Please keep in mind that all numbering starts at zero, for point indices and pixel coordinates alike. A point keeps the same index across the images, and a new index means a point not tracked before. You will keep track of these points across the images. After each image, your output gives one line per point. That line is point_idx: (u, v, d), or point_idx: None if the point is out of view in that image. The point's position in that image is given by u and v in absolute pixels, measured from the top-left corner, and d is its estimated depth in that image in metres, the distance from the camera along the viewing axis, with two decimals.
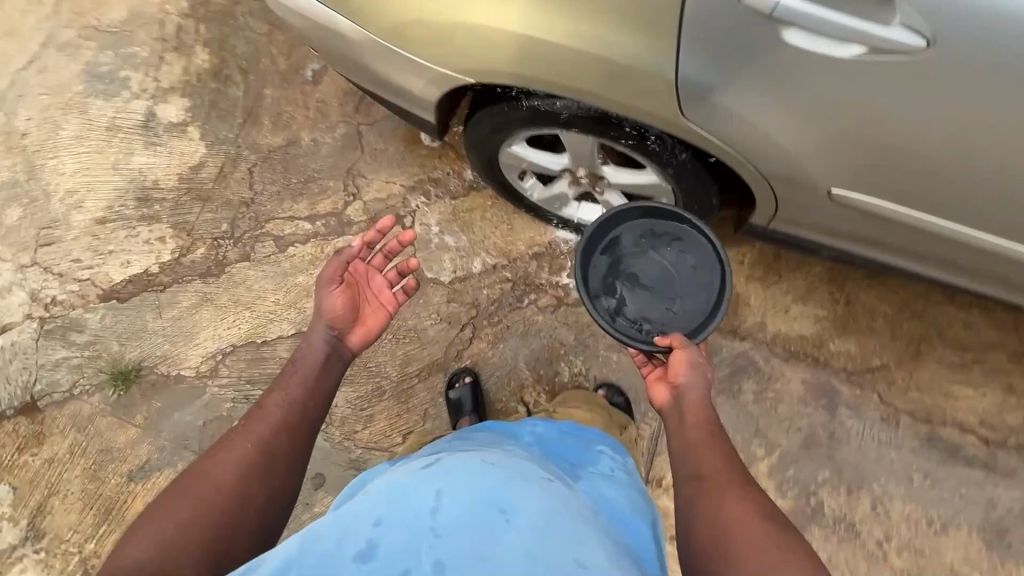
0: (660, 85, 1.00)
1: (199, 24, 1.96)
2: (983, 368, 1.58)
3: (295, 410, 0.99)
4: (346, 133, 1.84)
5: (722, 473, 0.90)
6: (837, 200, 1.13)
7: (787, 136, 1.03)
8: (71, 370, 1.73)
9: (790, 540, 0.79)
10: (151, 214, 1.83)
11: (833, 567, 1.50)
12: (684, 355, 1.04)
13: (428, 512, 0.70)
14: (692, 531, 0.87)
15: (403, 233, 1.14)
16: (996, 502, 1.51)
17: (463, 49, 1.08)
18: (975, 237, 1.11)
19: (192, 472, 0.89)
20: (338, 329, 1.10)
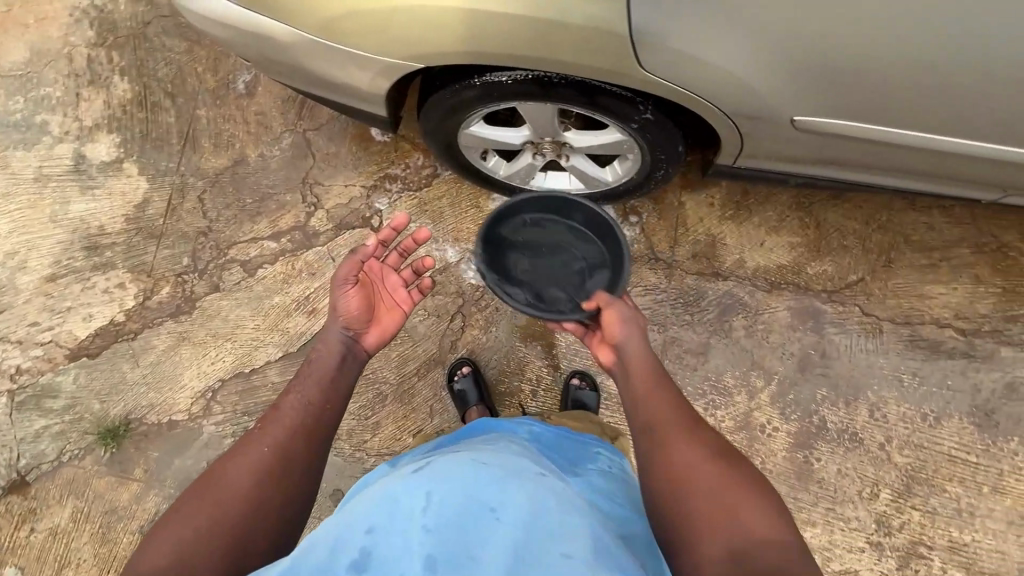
0: (613, 40, 0.98)
1: (111, 52, 1.84)
2: (950, 264, 1.66)
3: (312, 412, 0.96)
4: (294, 142, 1.77)
5: (671, 413, 0.93)
6: (800, 126, 1.14)
7: (744, 71, 1.03)
8: (55, 438, 1.65)
9: (737, 473, 0.85)
10: (104, 261, 1.73)
11: (845, 476, 1.57)
12: (614, 311, 1.08)
13: (420, 512, 0.71)
14: (647, 475, 0.90)
15: (419, 231, 1.19)
16: (980, 386, 1.60)
17: (405, 33, 1.04)
18: (932, 140, 1.15)
19: (206, 475, 0.87)
20: (354, 328, 1.09)
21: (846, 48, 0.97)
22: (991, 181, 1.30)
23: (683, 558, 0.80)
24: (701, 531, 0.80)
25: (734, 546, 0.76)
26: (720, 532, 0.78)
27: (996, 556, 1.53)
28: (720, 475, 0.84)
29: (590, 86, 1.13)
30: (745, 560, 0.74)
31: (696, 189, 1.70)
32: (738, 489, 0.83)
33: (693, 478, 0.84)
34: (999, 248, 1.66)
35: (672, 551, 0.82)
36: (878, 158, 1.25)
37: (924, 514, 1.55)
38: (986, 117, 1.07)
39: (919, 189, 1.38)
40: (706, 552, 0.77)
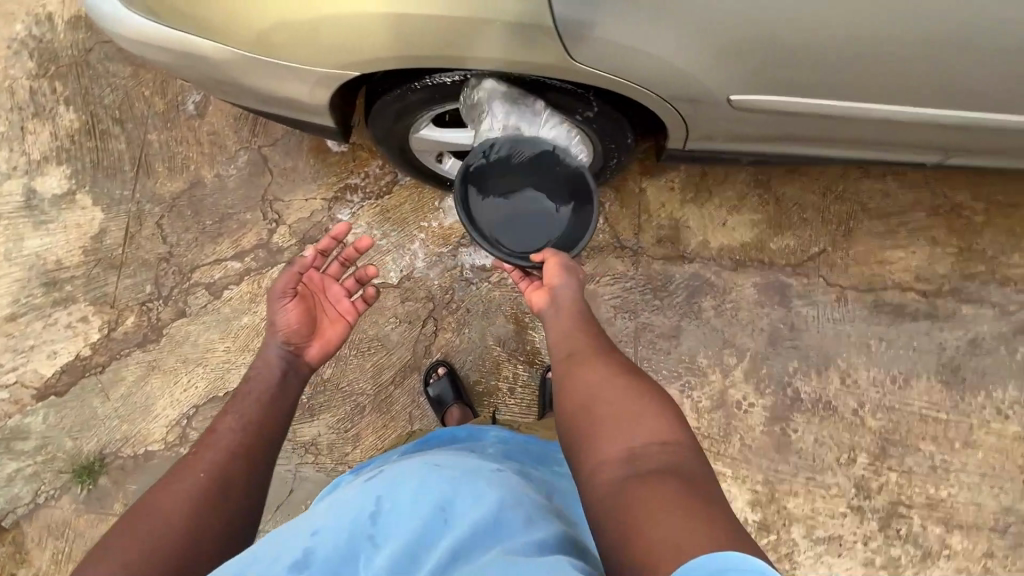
0: (543, 35, 0.99)
1: (54, 82, 1.80)
2: (907, 228, 1.70)
3: (250, 430, 0.96)
4: (250, 159, 1.75)
5: (587, 343, 0.95)
6: (739, 106, 1.17)
7: (676, 55, 1.04)
8: (28, 480, 1.62)
9: (648, 387, 0.86)
10: (64, 296, 1.70)
11: (822, 444, 1.60)
12: (558, 261, 1.09)
13: (365, 516, 0.73)
14: (560, 397, 0.91)
15: (359, 238, 1.18)
16: (945, 344, 1.64)
17: (336, 43, 1.03)
18: (867, 109, 1.18)
19: (138, 506, 0.84)
20: (294, 343, 1.10)
21: (770, 29, 0.99)
22: (928, 145, 1.34)
23: (584, 465, 0.80)
24: (603, 437, 0.80)
25: (632, 448, 0.77)
26: (621, 437, 0.79)
27: (973, 508, 1.57)
28: (627, 388, 0.85)
29: (527, 82, 1.14)
30: (642, 460, 0.75)
31: (655, 174, 1.71)
32: (653, 402, 0.83)
33: (601, 393, 0.85)
34: (953, 208, 1.70)
35: (575, 462, 0.83)
36: (817, 130, 1.27)
37: (901, 474, 1.59)
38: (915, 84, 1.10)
39: (862, 156, 1.42)
40: (607, 456, 0.78)
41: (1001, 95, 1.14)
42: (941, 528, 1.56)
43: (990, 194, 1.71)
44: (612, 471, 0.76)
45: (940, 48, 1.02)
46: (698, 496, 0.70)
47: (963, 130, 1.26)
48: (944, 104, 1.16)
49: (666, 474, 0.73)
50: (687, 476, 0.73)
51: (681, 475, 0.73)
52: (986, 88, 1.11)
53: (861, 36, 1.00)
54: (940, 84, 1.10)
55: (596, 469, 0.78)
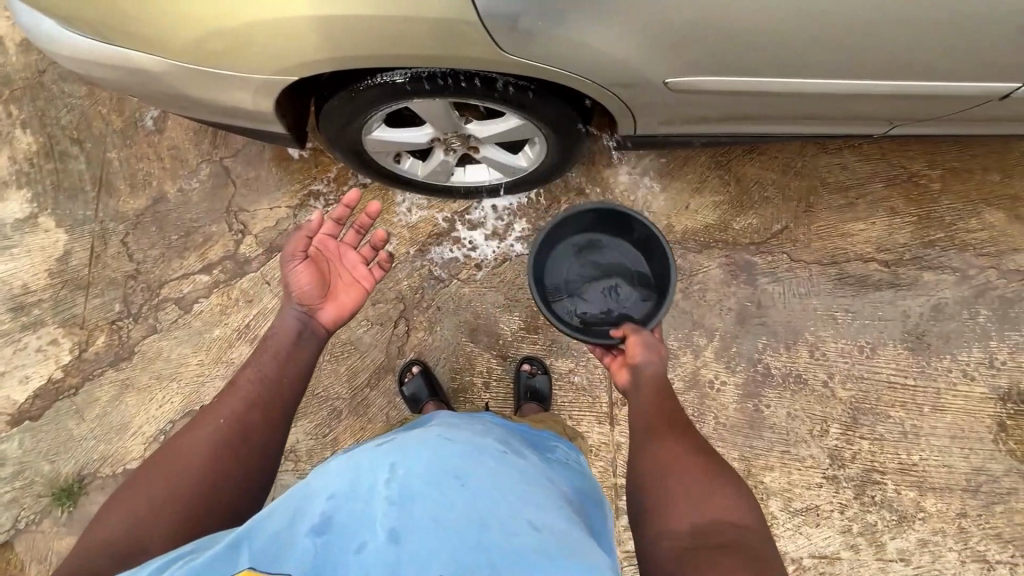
0: (470, 30, 1.01)
1: (9, 106, 1.78)
2: (867, 200, 1.72)
3: (266, 386, 0.97)
4: (212, 171, 1.75)
5: (660, 417, 0.98)
6: (677, 88, 1.20)
7: (604, 42, 1.06)
8: (8, 506, 1.61)
9: (726, 475, 0.89)
10: (33, 320, 1.69)
11: (795, 418, 1.63)
12: (637, 338, 1.12)
13: (382, 483, 0.71)
14: (631, 464, 0.95)
15: (371, 205, 1.15)
16: (909, 312, 1.67)
17: (267, 49, 1.04)
18: (802, 85, 1.21)
19: (167, 446, 0.90)
20: (308, 305, 1.07)
21: (693, 14, 1.02)
22: (881, 115, 1.37)
23: (649, 529, 0.84)
24: (671, 508, 0.84)
25: (698, 524, 0.81)
26: (689, 510, 0.83)
27: (944, 470, 1.60)
28: (698, 468, 0.89)
29: (488, 79, 1.16)
30: (708, 535, 0.79)
31: (616, 161, 1.73)
32: (730, 493, 0.86)
33: (673, 467, 0.89)
34: (910, 178, 1.73)
35: (639, 530, 0.86)
36: (769, 107, 1.31)
37: (873, 442, 1.62)
38: (847, 59, 1.13)
39: (820, 130, 1.45)
40: (674, 526, 0.82)
41: (932, 65, 1.16)
42: (915, 492, 1.59)
43: (945, 161, 1.74)
44: (675, 541, 0.80)
45: (862, 22, 1.04)
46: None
47: (908, 100, 1.29)
48: (877, 77, 1.19)
49: (731, 553, 0.76)
50: (752, 557, 0.76)
51: (749, 556, 0.75)
52: (915, 59, 1.14)
53: (781, 19, 1.03)
54: (871, 58, 1.13)
55: (661, 534, 0.82)
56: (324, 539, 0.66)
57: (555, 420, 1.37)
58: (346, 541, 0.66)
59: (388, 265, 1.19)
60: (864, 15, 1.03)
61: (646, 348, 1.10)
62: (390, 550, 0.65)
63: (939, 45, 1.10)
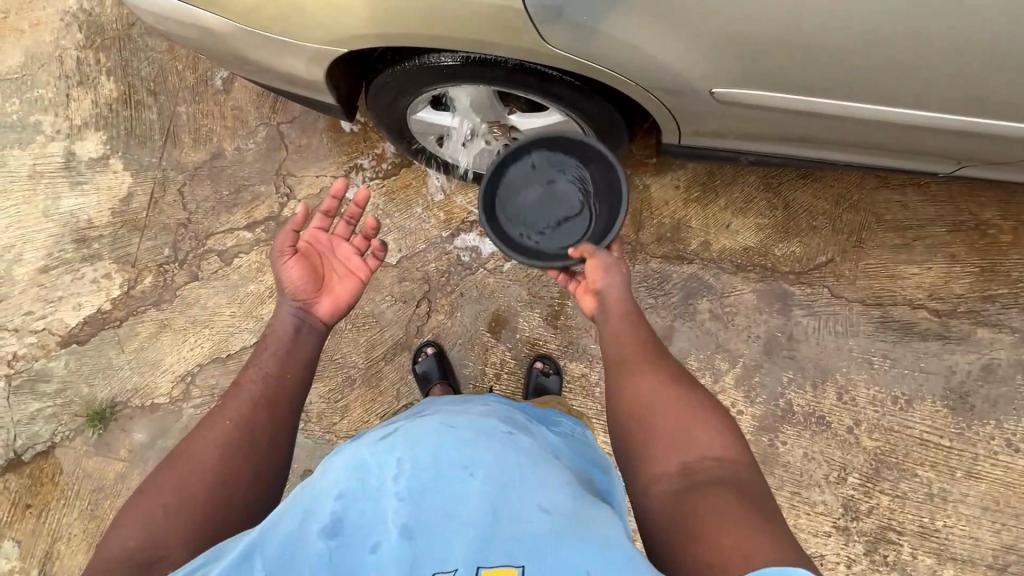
0: (514, 17, 1.01)
1: (99, 54, 1.91)
2: (925, 243, 1.61)
3: (272, 385, 0.93)
4: (268, 135, 1.83)
5: (635, 348, 0.94)
6: (723, 98, 1.16)
7: (650, 43, 1.04)
8: (48, 420, 1.74)
9: (705, 401, 0.86)
10: (92, 253, 1.82)
11: (811, 460, 1.55)
12: (597, 260, 1.07)
13: (391, 479, 0.71)
14: (611, 403, 0.91)
15: (358, 194, 1.11)
16: (955, 368, 1.55)
17: (321, 19, 1.08)
18: (863, 108, 1.14)
19: (176, 451, 0.85)
20: (302, 300, 1.02)
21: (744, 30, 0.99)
22: (919, 151, 1.29)
23: (640, 471, 0.82)
24: (658, 448, 0.82)
25: (689, 462, 0.78)
26: (676, 448, 0.80)
27: (969, 542, 1.49)
28: (679, 401, 0.85)
29: (540, 73, 1.16)
30: (699, 472, 0.76)
31: (661, 171, 1.68)
32: (712, 420, 0.83)
33: (658, 397, 0.86)
34: (978, 226, 1.60)
35: (631, 460, 0.85)
36: (828, 129, 1.24)
37: (894, 499, 1.52)
38: (875, 78, 1.06)
39: (883, 162, 1.37)
40: (662, 461, 0.80)
41: (962, 97, 1.08)
42: (932, 560, 1.49)
43: (1021, 213, 1.60)
44: (666, 483, 0.77)
45: (887, 33, 0.97)
46: (758, 511, 0.71)
47: (955, 136, 1.20)
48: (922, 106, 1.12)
49: (724, 487, 0.74)
50: (746, 491, 0.74)
51: (739, 490, 0.74)
52: (950, 93, 1.08)
53: (809, 30, 0.98)
54: (897, 81, 1.06)
55: (651, 473, 0.80)
56: (338, 542, 0.64)
57: (556, 399, 1.35)
58: (360, 539, 0.64)
59: (382, 254, 1.13)
60: (891, 38, 0.97)
61: (607, 273, 1.05)
62: (403, 545, 0.63)
63: (974, 71, 1.02)
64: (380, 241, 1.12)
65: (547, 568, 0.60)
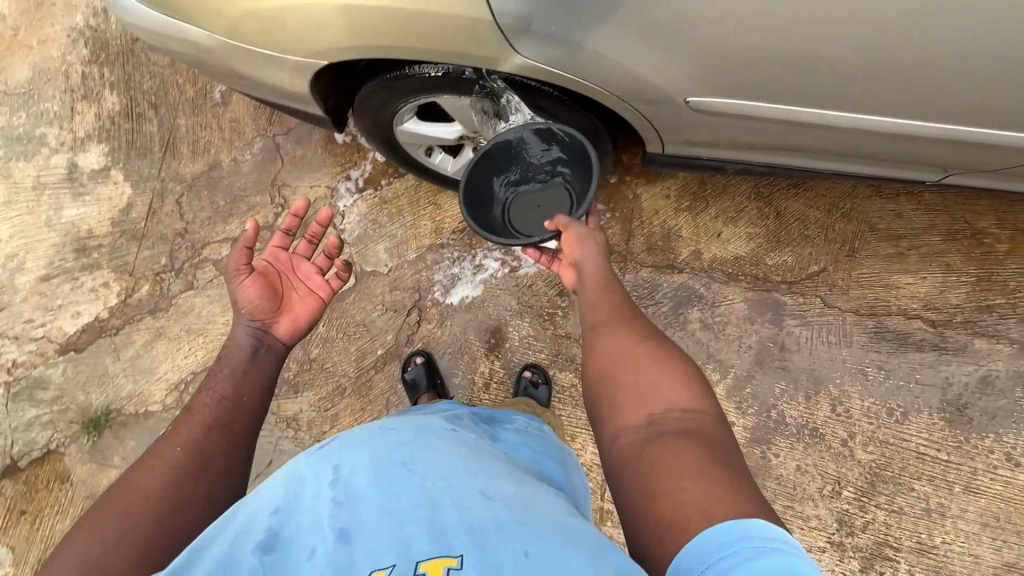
0: (489, 31, 1.03)
1: (103, 68, 1.97)
2: (919, 253, 1.59)
3: (226, 408, 0.94)
4: (264, 146, 1.86)
5: (614, 311, 0.94)
6: (699, 107, 1.16)
7: (624, 53, 1.05)
8: (44, 426, 1.77)
9: (670, 354, 0.86)
10: (91, 262, 1.85)
11: (804, 473, 1.52)
12: (572, 232, 1.07)
13: (326, 485, 0.69)
14: (584, 365, 0.91)
15: (320, 213, 1.16)
16: (952, 380, 1.52)
17: (301, 32, 1.09)
18: (836, 115, 1.14)
19: (116, 487, 0.82)
20: (260, 319, 1.06)
21: (715, 40, 1.00)
22: (898, 159, 1.29)
23: (606, 428, 0.82)
24: (625, 405, 0.81)
25: (654, 415, 0.77)
26: (643, 404, 0.79)
27: (968, 560, 1.44)
28: (646, 354, 0.85)
29: (519, 82, 1.17)
30: (663, 425, 0.76)
31: (651, 181, 1.69)
32: (675, 369, 0.82)
33: (625, 357, 0.86)
34: (973, 235, 1.58)
35: (598, 430, 0.84)
36: (803, 137, 1.23)
37: (889, 514, 1.48)
38: (858, 84, 1.05)
39: (860, 170, 1.36)
40: (626, 420, 0.79)
41: (937, 102, 1.08)
42: None
43: (1018, 222, 1.57)
44: (632, 438, 0.77)
45: (863, 39, 0.97)
46: (719, 460, 0.70)
47: (936, 144, 1.20)
48: (898, 112, 1.11)
49: (689, 439, 0.73)
50: (709, 441, 0.73)
51: (704, 440, 0.73)
52: (928, 96, 1.07)
53: (778, 35, 0.98)
54: (876, 89, 1.06)
55: (618, 433, 0.79)
56: (270, 557, 0.61)
57: (523, 404, 1.47)
58: (295, 550, 0.62)
59: (344, 273, 1.18)
60: (863, 43, 0.97)
61: (581, 242, 1.07)
62: (340, 550, 0.61)
63: (953, 76, 1.01)
64: (343, 261, 1.17)
65: (491, 556, 0.60)
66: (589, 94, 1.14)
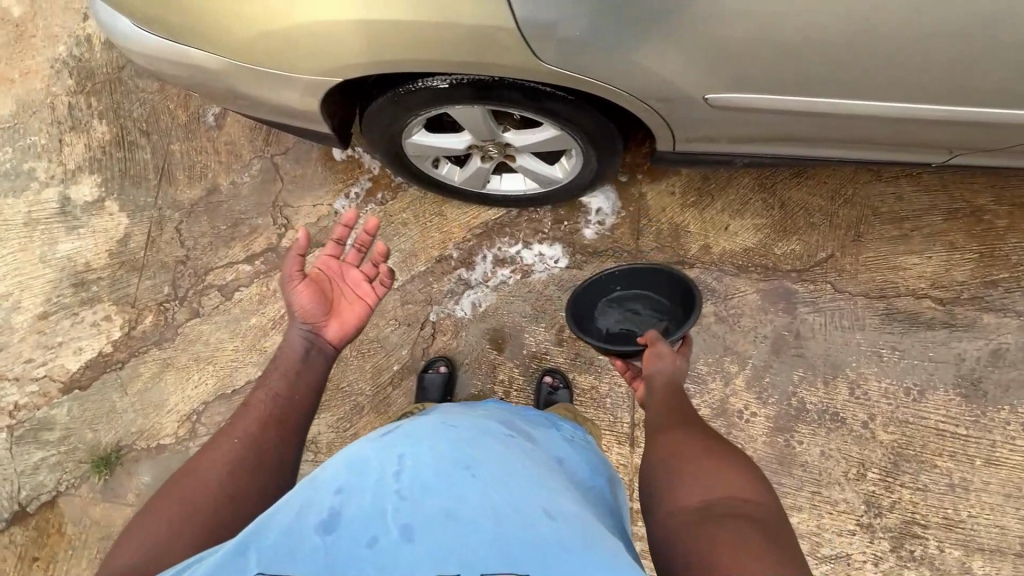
0: (509, 37, 1.03)
1: (90, 98, 1.93)
2: (922, 233, 1.62)
3: (281, 405, 0.97)
4: (263, 167, 1.84)
5: (670, 416, 0.97)
6: (715, 104, 1.17)
7: (644, 53, 1.05)
8: (52, 468, 1.71)
9: (730, 454, 0.86)
10: (91, 296, 1.80)
11: (829, 458, 1.53)
12: (655, 348, 1.13)
13: (392, 476, 0.69)
14: (645, 463, 0.92)
15: (368, 223, 1.13)
16: (964, 355, 1.55)
17: (315, 50, 1.08)
18: (847, 105, 1.16)
19: (182, 472, 0.86)
20: (313, 323, 1.08)
21: (732, 38, 1.02)
22: (901, 143, 1.31)
23: (661, 507, 0.81)
24: (680, 486, 0.81)
25: (710, 499, 0.77)
26: (700, 485, 0.80)
27: (995, 531, 1.47)
28: (704, 450, 0.86)
29: (530, 88, 1.17)
30: (720, 504, 0.76)
31: (656, 178, 1.70)
32: (737, 467, 0.83)
33: (682, 450, 0.87)
34: (973, 213, 1.62)
35: (651, 511, 0.83)
36: (809, 127, 1.25)
37: (915, 492, 1.50)
38: (871, 75, 1.08)
39: (868, 155, 1.38)
40: (681, 501, 0.79)
41: (945, 86, 1.10)
42: (960, 551, 1.47)
43: (1015, 197, 1.62)
44: (685, 515, 0.77)
45: (866, 29, 0.99)
46: (779, 545, 0.69)
47: (935, 126, 1.23)
48: (908, 97, 1.14)
49: (747, 521, 0.72)
50: (769, 531, 0.72)
51: (763, 528, 0.72)
52: (938, 81, 1.09)
53: (793, 29, 0.99)
54: (881, 76, 1.08)
55: (671, 512, 0.79)
56: (334, 536, 0.63)
57: (564, 408, 1.42)
58: (356, 533, 0.63)
59: (389, 281, 1.16)
60: (876, 32, 0.99)
61: (660, 358, 1.11)
62: (402, 548, 0.61)
63: (964, 59, 1.04)
64: (388, 270, 1.15)
65: None
66: (608, 96, 1.15)
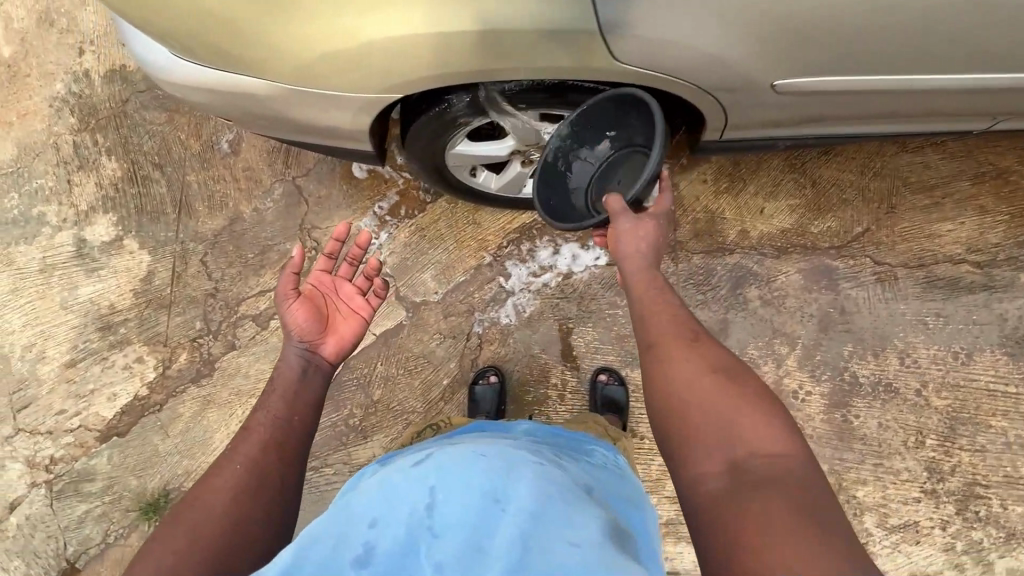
0: (576, 38, 1.02)
1: (95, 135, 1.86)
2: (952, 199, 1.65)
3: (281, 427, 0.93)
4: (285, 191, 1.79)
5: (667, 331, 0.92)
6: (780, 89, 1.18)
7: (710, 42, 1.05)
8: (98, 520, 1.65)
9: (743, 388, 0.82)
10: (119, 339, 1.74)
11: (887, 429, 1.55)
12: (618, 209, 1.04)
13: (423, 509, 0.69)
14: (649, 390, 0.89)
15: (361, 236, 1.13)
16: (1006, 315, 1.58)
17: (374, 68, 1.06)
18: (906, 79, 1.17)
19: (186, 498, 0.84)
20: (309, 341, 1.03)
21: (802, 19, 1.03)
22: (911, 113, 1.33)
23: (681, 461, 0.80)
24: (698, 443, 0.79)
25: (733, 459, 0.75)
26: (720, 445, 0.77)
27: None
28: (714, 386, 0.82)
29: (562, 84, 1.16)
30: (744, 468, 0.73)
31: (687, 167, 1.70)
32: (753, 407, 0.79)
33: (691, 385, 0.83)
34: (999, 175, 1.65)
35: (671, 458, 0.82)
36: (824, 106, 1.26)
37: (973, 454, 1.53)
38: (931, 48, 1.10)
39: (900, 128, 1.40)
40: (703, 461, 0.77)
41: (994, 54, 1.13)
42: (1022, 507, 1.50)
43: None
44: (709, 479, 0.75)
45: (866, 10, 1.02)
46: (806, 509, 0.67)
47: (951, 95, 1.25)
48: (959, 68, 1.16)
49: (774, 485, 0.70)
50: (795, 489, 0.70)
51: (789, 489, 0.70)
52: (990, 49, 1.11)
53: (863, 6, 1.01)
54: (900, 51, 1.10)
55: (694, 473, 0.77)
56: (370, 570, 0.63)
57: (596, 422, 1.37)
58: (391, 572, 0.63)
59: (384, 292, 1.14)
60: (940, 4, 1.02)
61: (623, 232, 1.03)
62: None
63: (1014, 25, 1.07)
64: (383, 282, 1.13)
65: None
66: (664, 87, 1.14)
